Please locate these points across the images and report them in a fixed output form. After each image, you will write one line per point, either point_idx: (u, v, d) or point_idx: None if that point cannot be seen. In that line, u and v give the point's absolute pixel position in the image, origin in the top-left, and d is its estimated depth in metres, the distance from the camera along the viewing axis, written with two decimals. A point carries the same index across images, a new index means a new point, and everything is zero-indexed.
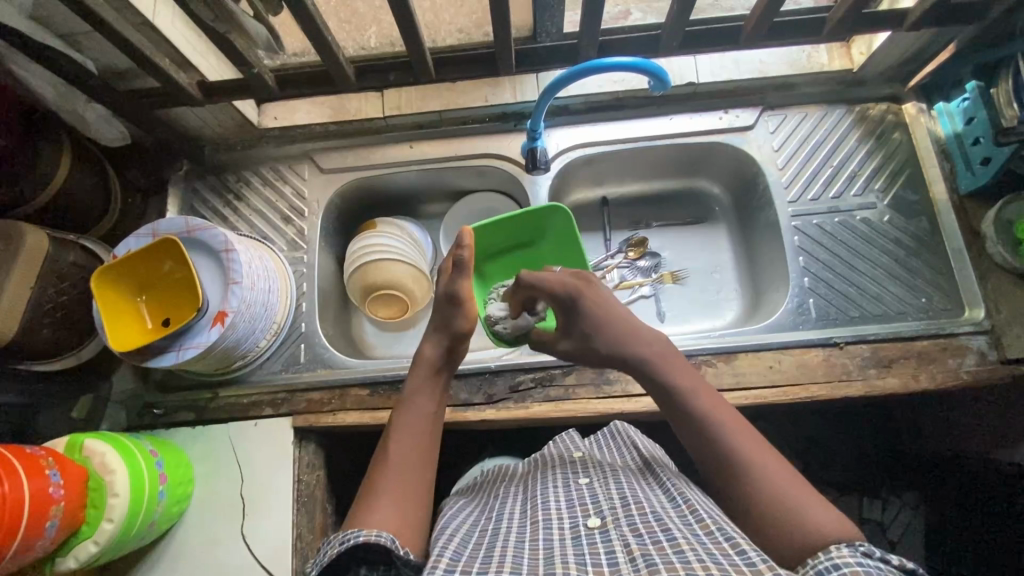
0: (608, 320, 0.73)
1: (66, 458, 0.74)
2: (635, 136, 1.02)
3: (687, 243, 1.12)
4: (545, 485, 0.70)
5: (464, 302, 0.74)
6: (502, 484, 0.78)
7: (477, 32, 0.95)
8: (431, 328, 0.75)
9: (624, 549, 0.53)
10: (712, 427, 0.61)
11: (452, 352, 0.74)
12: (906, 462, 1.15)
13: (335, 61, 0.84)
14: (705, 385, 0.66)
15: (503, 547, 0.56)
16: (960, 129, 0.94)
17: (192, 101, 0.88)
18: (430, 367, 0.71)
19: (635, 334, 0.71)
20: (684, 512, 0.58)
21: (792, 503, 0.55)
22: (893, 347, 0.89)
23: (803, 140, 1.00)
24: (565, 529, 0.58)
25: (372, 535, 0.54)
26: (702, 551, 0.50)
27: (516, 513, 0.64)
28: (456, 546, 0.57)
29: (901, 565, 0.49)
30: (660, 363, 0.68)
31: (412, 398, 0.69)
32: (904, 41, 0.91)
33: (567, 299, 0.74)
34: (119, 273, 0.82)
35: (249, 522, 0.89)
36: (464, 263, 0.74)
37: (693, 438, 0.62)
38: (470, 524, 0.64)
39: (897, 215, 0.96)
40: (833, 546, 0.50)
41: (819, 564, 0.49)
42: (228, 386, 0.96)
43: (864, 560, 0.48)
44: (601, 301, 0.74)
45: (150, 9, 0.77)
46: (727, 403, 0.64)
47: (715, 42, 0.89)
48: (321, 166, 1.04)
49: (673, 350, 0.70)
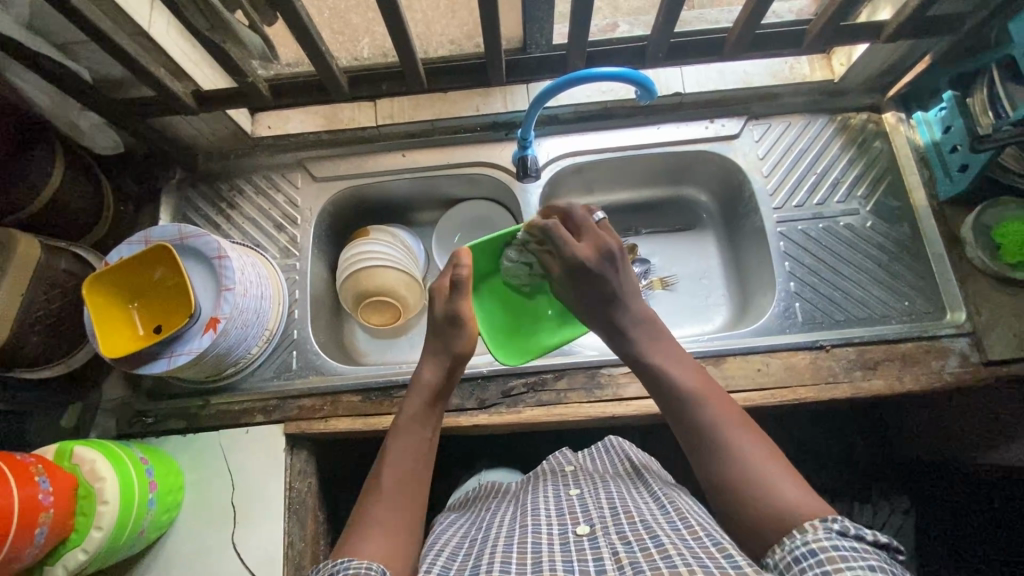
0: (610, 293, 0.72)
1: (54, 466, 0.73)
2: (622, 144, 1.04)
3: (673, 248, 1.14)
4: (534, 496, 0.71)
5: (466, 323, 0.73)
6: (493, 499, 0.79)
7: (468, 43, 0.97)
8: (429, 354, 0.74)
9: (612, 557, 0.53)
10: (698, 403, 0.63)
11: (451, 376, 0.73)
12: (892, 468, 1.17)
13: (329, 72, 0.85)
14: (701, 375, 0.66)
15: (492, 554, 0.57)
16: (937, 138, 0.97)
17: (186, 110, 0.89)
18: (427, 393, 0.70)
19: (627, 312, 0.72)
20: (672, 519, 0.59)
21: (775, 482, 0.55)
22: (877, 349, 0.91)
23: (787, 147, 1.03)
24: (554, 536, 0.59)
25: (362, 567, 0.52)
26: (689, 556, 0.51)
27: (506, 522, 0.65)
28: (446, 561, 0.59)
29: (874, 540, 0.48)
30: (649, 342, 0.70)
31: (407, 424, 0.68)
32: (880, 52, 0.94)
33: (573, 267, 0.72)
34: (114, 283, 0.83)
35: (239, 530, 0.88)
36: (463, 282, 0.73)
37: (677, 410, 0.64)
38: (461, 537, 0.65)
39: (880, 220, 0.98)
40: (808, 525, 0.49)
41: (795, 549, 0.48)
42: (219, 394, 0.96)
43: (840, 541, 0.47)
44: (608, 277, 0.72)
45: (146, 19, 0.78)
46: (724, 394, 0.64)
47: (698, 53, 0.91)
48: (313, 174, 1.05)
49: (663, 334, 0.71)
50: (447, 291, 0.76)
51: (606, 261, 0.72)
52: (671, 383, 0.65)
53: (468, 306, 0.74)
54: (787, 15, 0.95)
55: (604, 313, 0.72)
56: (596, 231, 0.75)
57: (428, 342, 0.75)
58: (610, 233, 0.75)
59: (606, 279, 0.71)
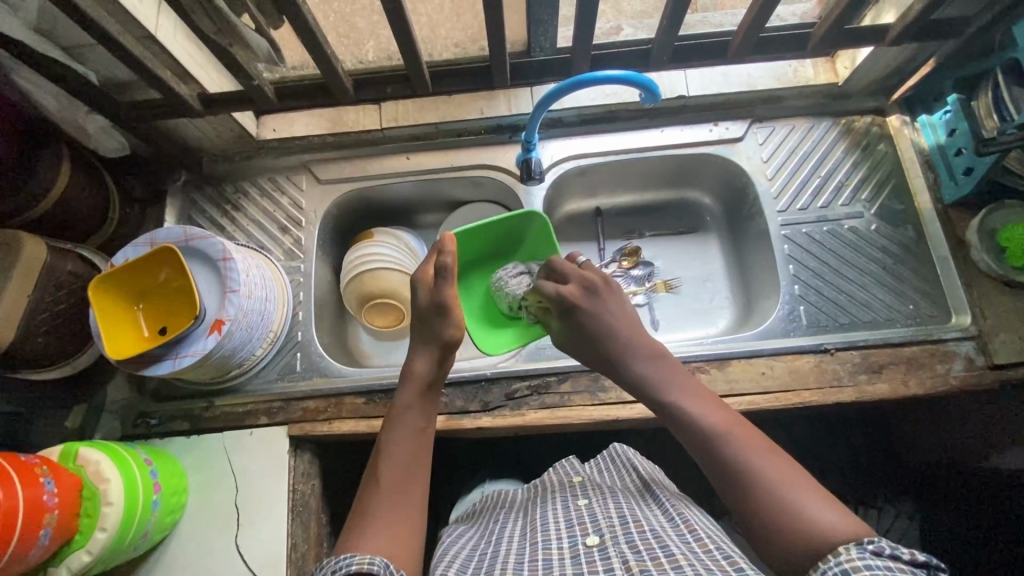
0: (605, 326, 0.72)
1: (59, 467, 0.73)
2: (627, 147, 1.04)
3: (677, 251, 1.14)
4: (543, 509, 0.71)
5: (452, 310, 0.71)
6: (501, 512, 0.79)
7: (472, 47, 0.98)
8: (419, 344, 0.73)
9: (623, 566, 0.53)
10: (718, 436, 0.60)
11: (443, 364, 0.72)
12: (898, 473, 1.16)
13: (335, 75, 0.86)
14: (720, 406, 0.64)
15: (503, 570, 0.57)
16: (943, 140, 0.96)
17: (192, 112, 0.89)
18: (420, 383, 0.70)
19: (629, 343, 0.71)
20: (682, 530, 0.59)
21: (808, 508, 0.53)
22: (882, 353, 0.91)
23: (791, 151, 1.03)
24: (564, 548, 0.59)
25: (366, 562, 0.53)
26: (700, 567, 0.51)
27: (516, 536, 0.65)
28: (457, 573, 0.59)
29: (911, 559, 0.47)
30: (656, 376, 0.69)
31: (402, 415, 0.68)
32: (884, 56, 0.94)
33: (561, 305, 0.75)
34: (115, 285, 0.83)
35: (243, 535, 0.88)
36: (446, 269, 0.72)
37: (700, 448, 0.62)
38: (470, 550, 0.65)
39: (884, 223, 0.98)
40: (843, 547, 0.49)
41: (829, 570, 0.48)
42: (223, 395, 0.96)
43: (874, 561, 0.46)
44: (600, 310, 0.73)
45: (153, 22, 0.78)
46: (742, 420, 0.62)
47: (702, 57, 0.92)
48: (318, 176, 1.06)
49: (676, 367, 0.69)
50: (431, 280, 0.75)
51: (593, 295, 0.74)
52: (687, 420, 0.63)
53: (454, 293, 0.72)
54: (792, 18, 0.95)
55: (603, 347, 0.73)
56: (577, 269, 0.77)
57: (416, 330, 0.74)
58: (592, 266, 0.77)
59: (596, 314, 0.73)
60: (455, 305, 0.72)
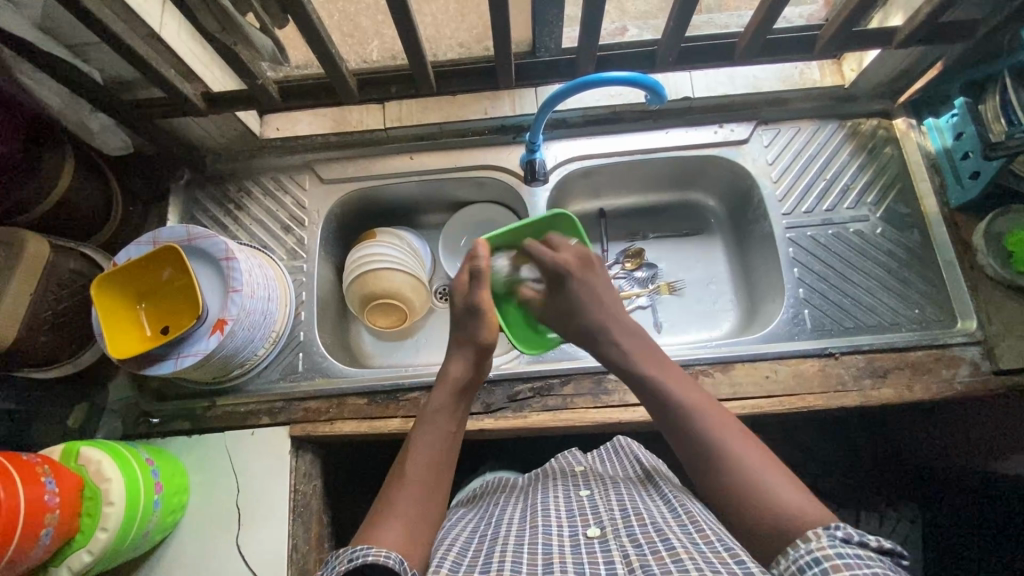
0: (583, 302, 0.76)
1: (60, 466, 0.73)
2: (632, 148, 1.04)
3: (681, 254, 1.13)
4: (544, 496, 0.71)
5: (485, 313, 0.73)
6: (502, 495, 0.78)
7: (477, 47, 0.97)
8: (455, 347, 0.74)
9: (623, 560, 0.53)
10: (692, 411, 0.63)
11: (477, 369, 0.73)
12: (901, 476, 1.16)
13: (339, 75, 0.86)
14: (698, 389, 0.67)
15: (503, 553, 0.56)
16: (949, 144, 0.96)
17: (196, 111, 0.89)
18: (455, 386, 0.71)
19: (608, 321, 0.75)
20: (683, 521, 0.59)
21: (778, 493, 0.55)
22: (887, 357, 0.90)
23: (797, 153, 1.02)
24: (565, 537, 0.59)
25: (382, 554, 0.53)
26: (700, 560, 0.50)
27: (516, 521, 0.65)
28: (456, 555, 0.58)
29: (878, 546, 0.48)
30: (635, 352, 0.72)
31: (433, 415, 0.69)
32: (892, 58, 0.94)
33: (556, 272, 0.77)
34: (124, 285, 0.83)
35: (246, 531, 0.88)
36: (481, 272, 0.73)
37: (669, 420, 0.65)
38: (469, 533, 0.65)
39: (889, 227, 0.98)
40: (812, 532, 0.50)
41: (799, 559, 0.48)
42: (226, 395, 0.96)
43: (843, 548, 0.47)
44: (588, 285, 0.77)
45: (157, 21, 0.78)
46: (718, 406, 0.65)
47: (706, 58, 0.91)
48: (321, 175, 1.05)
49: (656, 349, 0.73)
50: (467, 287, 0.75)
51: (586, 269, 0.78)
52: (664, 393, 0.66)
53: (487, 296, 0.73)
54: (798, 20, 0.95)
55: (584, 319, 0.76)
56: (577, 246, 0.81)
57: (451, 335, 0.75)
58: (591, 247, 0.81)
59: (585, 286, 0.76)
60: (489, 307, 0.73)
